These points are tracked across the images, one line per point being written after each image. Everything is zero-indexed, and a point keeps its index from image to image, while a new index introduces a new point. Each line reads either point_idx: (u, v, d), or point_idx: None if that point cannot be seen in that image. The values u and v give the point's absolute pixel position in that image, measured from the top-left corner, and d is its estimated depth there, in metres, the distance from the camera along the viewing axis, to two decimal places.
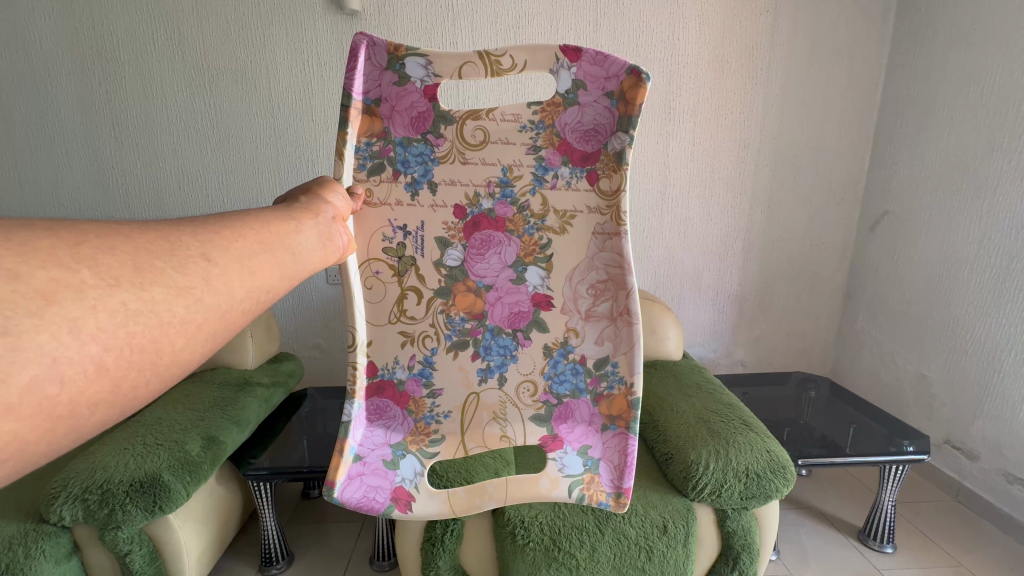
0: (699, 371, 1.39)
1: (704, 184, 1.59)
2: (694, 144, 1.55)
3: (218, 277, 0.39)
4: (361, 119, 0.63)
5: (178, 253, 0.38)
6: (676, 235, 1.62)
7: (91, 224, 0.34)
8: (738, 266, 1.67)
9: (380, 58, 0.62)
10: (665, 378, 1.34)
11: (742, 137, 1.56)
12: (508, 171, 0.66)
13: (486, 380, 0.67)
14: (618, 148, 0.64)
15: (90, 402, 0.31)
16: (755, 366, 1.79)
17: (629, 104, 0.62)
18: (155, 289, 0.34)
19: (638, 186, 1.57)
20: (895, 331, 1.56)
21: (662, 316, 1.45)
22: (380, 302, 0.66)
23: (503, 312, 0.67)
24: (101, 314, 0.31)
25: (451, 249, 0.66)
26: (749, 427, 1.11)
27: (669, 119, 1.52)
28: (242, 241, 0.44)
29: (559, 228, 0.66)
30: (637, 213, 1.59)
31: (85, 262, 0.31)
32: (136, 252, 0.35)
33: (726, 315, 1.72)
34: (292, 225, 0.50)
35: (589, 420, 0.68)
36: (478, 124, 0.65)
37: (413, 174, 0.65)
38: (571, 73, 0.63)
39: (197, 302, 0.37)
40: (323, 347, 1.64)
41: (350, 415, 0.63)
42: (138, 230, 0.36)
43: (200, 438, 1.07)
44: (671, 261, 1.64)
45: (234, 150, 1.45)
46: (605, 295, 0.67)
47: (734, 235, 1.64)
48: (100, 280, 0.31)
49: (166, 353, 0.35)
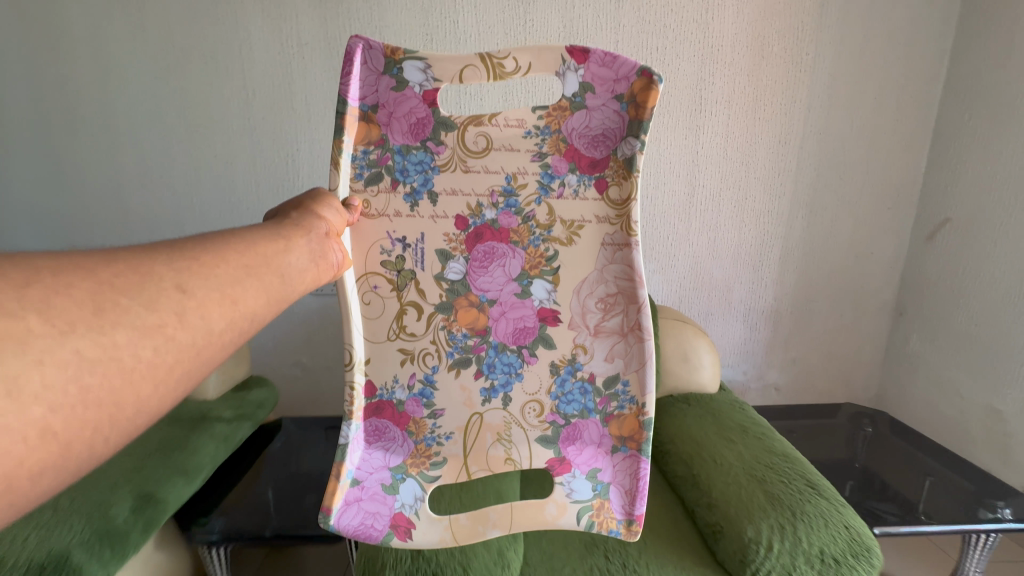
0: (735, 403, 1.15)
1: (738, 186, 1.35)
2: (727, 139, 1.31)
3: (194, 310, 0.36)
4: (358, 126, 0.60)
5: (149, 287, 0.34)
6: (705, 244, 1.39)
7: (46, 259, 0.31)
8: (775, 278, 1.42)
9: (377, 62, 0.59)
10: (700, 414, 1.10)
11: (785, 132, 1.31)
12: (513, 179, 0.62)
13: (490, 400, 0.64)
14: (628, 154, 0.60)
15: (36, 469, 0.28)
16: (792, 391, 1.53)
17: (640, 107, 0.59)
18: (118, 332, 0.31)
19: (662, 187, 1.34)
20: (954, 356, 1.29)
21: (698, 340, 1.16)
22: (378, 317, 0.62)
23: (508, 328, 0.64)
24: (48, 368, 0.27)
25: (453, 262, 0.63)
26: (813, 490, 0.88)
27: (701, 111, 1.29)
28: (224, 267, 0.40)
29: (566, 239, 0.63)
30: (660, 218, 1.36)
31: (33, 306, 0.28)
32: (98, 288, 0.32)
33: (759, 334, 1.47)
34: (281, 244, 0.47)
35: (598, 442, 0.64)
36: (480, 130, 0.61)
37: (413, 184, 0.62)
38: (578, 75, 0.60)
39: (167, 342, 0.34)
40: (304, 364, 1.39)
41: (347, 437, 0.61)
42: (103, 263, 0.33)
43: (131, 499, 0.84)
44: (698, 272, 1.41)
45: (208, 145, 1.24)
46: (614, 310, 0.63)
47: (770, 245, 1.40)
48: (50, 327, 0.28)
49: (128, 405, 0.32)
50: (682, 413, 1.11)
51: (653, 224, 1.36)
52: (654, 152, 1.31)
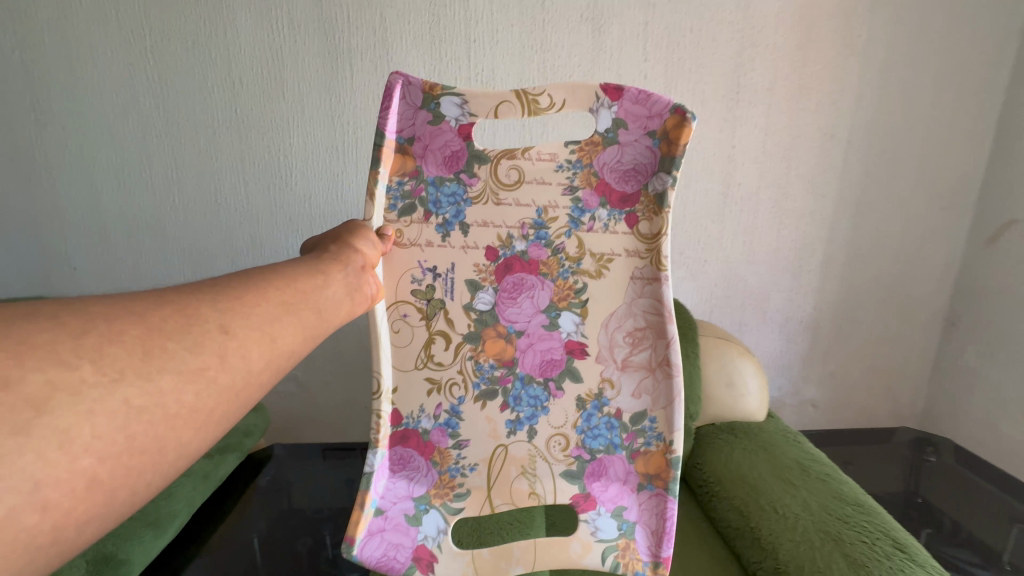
0: (785, 433, 0.99)
1: (779, 184, 1.13)
2: (768, 132, 1.09)
3: (236, 351, 0.37)
4: (394, 158, 0.62)
5: (194, 330, 0.35)
6: (738, 248, 1.17)
7: (103, 306, 0.32)
8: (815, 285, 1.21)
9: (415, 97, 0.60)
10: (747, 450, 0.94)
11: (831, 123, 1.10)
12: (543, 213, 0.63)
13: (515, 433, 0.63)
14: (659, 189, 0.61)
15: (82, 519, 0.28)
16: (830, 408, 1.31)
17: (672, 144, 0.59)
18: (164, 377, 0.32)
19: (691, 190, 1.12)
20: (1013, 371, 1.08)
21: (743, 363, 1.03)
22: (407, 346, 0.63)
23: (535, 359, 0.63)
24: (98, 418, 0.28)
25: (482, 292, 0.63)
26: (905, 556, 0.72)
27: (740, 101, 1.07)
28: (265, 304, 0.41)
29: (595, 272, 0.63)
30: (687, 224, 1.14)
31: (87, 355, 0.29)
32: (148, 333, 0.33)
33: (797, 347, 1.25)
34: (319, 279, 0.48)
35: (624, 479, 0.63)
36: (513, 164, 0.62)
37: (445, 215, 0.63)
38: (612, 111, 0.60)
39: (210, 385, 0.34)
40: (301, 378, 1.16)
41: (371, 466, 0.61)
42: (153, 307, 0.34)
43: (86, 566, 0.71)
44: (731, 282, 1.19)
45: (182, 142, 1.01)
46: (642, 344, 0.63)
47: (812, 249, 1.18)
48: (101, 375, 0.29)
49: (171, 450, 0.32)
50: (726, 449, 0.96)
51: (680, 227, 1.14)
52: (681, 152, 1.09)
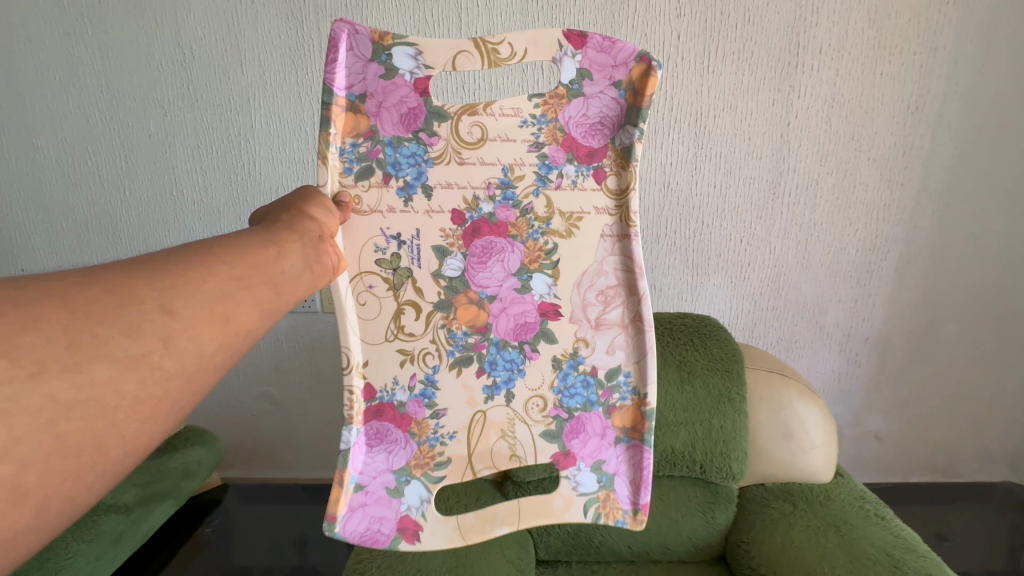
0: (865, 506, 0.82)
1: (844, 169, 1.00)
2: (834, 108, 0.97)
3: (182, 332, 0.34)
4: (345, 117, 0.57)
5: (129, 311, 0.32)
6: (794, 250, 1.05)
7: (14, 288, 0.29)
8: (888, 294, 1.08)
9: (364, 48, 0.55)
10: (810, 530, 0.79)
11: (915, 93, 0.96)
12: (509, 171, 0.60)
13: (493, 398, 0.63)
14: (626, 143, 0.59)
15: (14, 529, 0.26)
16: (898, 440, 1.21)
17: (638, 95, 0.58)
18: (97, 367, 0.29)
19: (735, 175, 1.01)
20: None
21: (807, 411, 0.86)
22: (375, 318, 0.60)
23: (509, 323, 0.62)
24: (17, 419, 0.26)
25: (451, 258, 0.61)
26: None
27: (796, 66, 0.94)
28: (213, 280, 0.38)
29: (565, 231, 0.62)
30: (733, 216, 1.03)
31: (0, 346, 0.26)
32: (73, 318, 0.30)
33: (861, 369, 1.14)
34: (274, 252, 0.44)
35: (601, 433, 0.64)
36: (475, 120, 0.59)
37: (405, 178, 0.59)
38: (576, 60, 0.57)
39: (153, 373, 0.32)
40: (275, 397, 1.15)
41: (347, 443, 0.60)
42: (77, 288, 0.31)
43: None
44: (781, 289, 1.08)
45: (134, 125, 0.96)
46: (615, 301, 0.63)
47: (885, 248, 1.05)
48: (19, 371, 0.26)
49: (112, 447, 0.30)
50: (783, 525, 0.81)
51: (728, 224, 1.04)
52: (724, 127, 0.98)
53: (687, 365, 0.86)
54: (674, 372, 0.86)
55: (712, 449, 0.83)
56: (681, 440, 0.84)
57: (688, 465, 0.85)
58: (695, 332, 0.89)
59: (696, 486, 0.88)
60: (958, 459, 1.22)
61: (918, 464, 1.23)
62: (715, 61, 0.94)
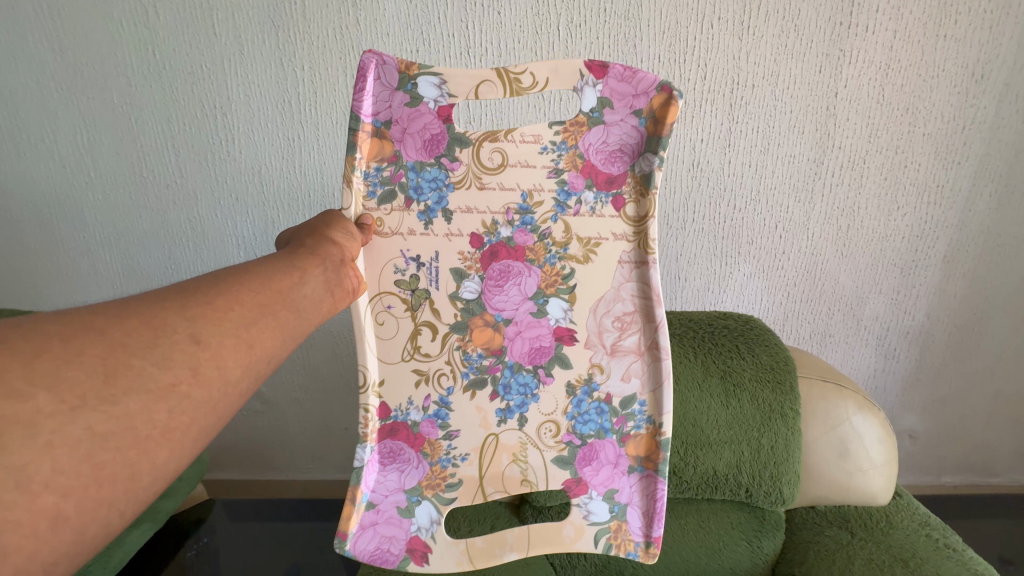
0: (933, 537, 0.77)
1: (893, 147, 0.95)
2: (887, 76, 0.91)
3: (210, 362, 0.35)
4: (370, 143, 0.59)
5: (162, 342, 0.34)
6: (834, 233, 1.01)
7: (56, 325, 0.31)
8: (934, 287, 1.05)
9: (390, 77, 0.57)
10: (874, 565, 0.73)
11: (982, 59, 0.89)
12: (529, 197, 0.61)
13: (506, 421, 0.63)
14: (646, 170, 0.59)
15: (50, 560, 0.28)
16: (934, 440, 1.19)
17: (658, 123, 0.58)
18: (130, 399, 0.31)
19: (773, 154, 0.96)
20: None
21: (865, 422, 0.80)
22: (392, 338, 0.61)
23: (524, 347, 0.63)
24: (59, 451, 0.28)
25: (468, 281, 0.62)
26: None
27: (848, 31, 0.88)
28: (239, 308, 0.39)
29: (583, 257, 0.62)
30: (769, 198, 0.99)
31: (41, 382, 0.28)
32: (110, 350, 0.32)
33: (898, 364, 1.11)
34: (296, 276, 0.46)
35: (615, 462, 0.64)
36: (496, 147, 0.60)
37: (427, 202, 0.60)
38: (597, 90, 0.58)
39: (182, 402, 0.33)
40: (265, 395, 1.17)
41: (361, 460, 0.61)
42: (114, 320, 0.33)
43: None
44: (817, 280, 1.05)
45: (154, 133, 0.97)
46: (631, 327, 0.62)
47: (931, 234, 1.01)
48: (59, 404, 0.28)
49: (145, 474, 0.32)
50: (842, 556, 0.76)
51: (766, 206, 0.99)
52: (763, 97, 0.92)
53: (732, 376, 0.81)
54: (718, 384, 0.81)
55: (761, 471, 0.79)
56: (724, 461, 0.80)
57: (732, 488, 0.81)
58: (740, 338, 0.85)
59: (741, 511, 0.84)
60: (994, 458, 1.21)
61: (953, 467, 1.22)
62: (756, 19, 0.87)
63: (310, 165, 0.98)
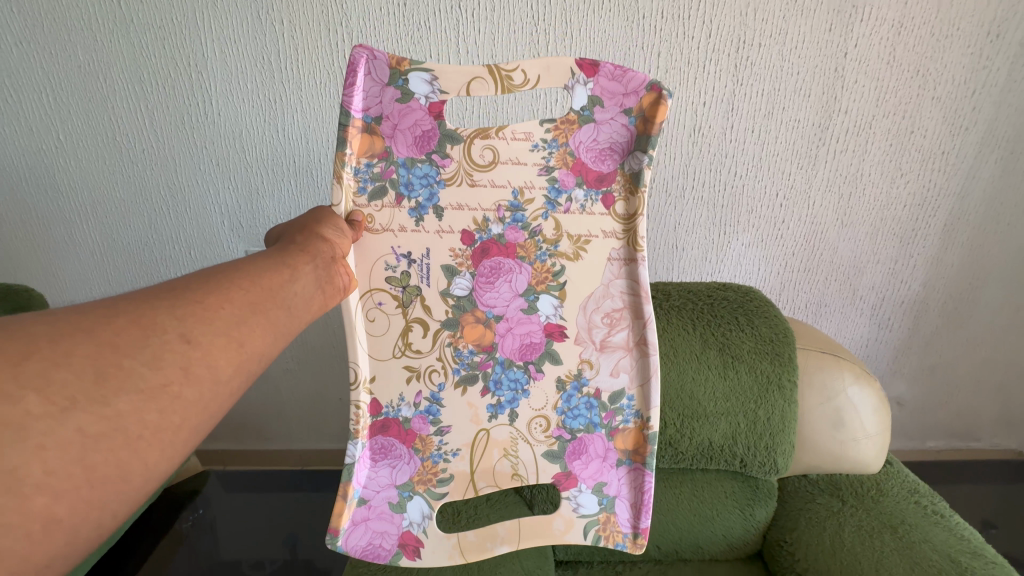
0: (922, 503, 0.81)
1: (899, 114, 0.96)
2: (898, 34, 0.90)
3: (201, 361, 0.35)
4: (361, 139, 0.58)
5: (152, 341, 0.33)
6: (835, 201, 1.03)
7: (44, 324, 0.31)
8: (931, 255, 1.09)
9: (381, 73, 0.57)
10: (863, 531, 0.77)
11: (1000, 17, 0.89)
12: (520, 194, 0.61)
13: (497, 416, 0.64)
14: (635, 169, 0.60)
15: (43, 561, 0.28)
16: (918, 406, 1.25)
17: (648, 122, 0.59)
18: (121, 399, 0.31)
19: (776, 119, 0.96)
20: None
21: (858, 391, 0.83)
22: (383, 334, 0.61)
23: (514, 343, 0.63)
24: (50, 453, 0.28)
25: (458, 278, 0.62)
26: None
27: None
28: (230, 307, 0.39)
29: (573, 254, 0.62)
30: (772, 166, 1.00)
31: (30, 384, 0.28)
32: (99, 350, 0.31)
33: (890, 334, 1.16)
34: (287, 274, 0.46)
35: (603, 455, 0.65)
36: (487, 144, 0.60)
37: (418, 199, 0.60)
38: (588, 88, 0.58)
39: (174, 402, 0.33)
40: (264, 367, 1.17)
41: (352, 457, 0.61)
42: (103, 319, 0.32)
43: None
44: (815, 249, 1.08)
45: (145, 95, 0.94)
46: (621, 323, 0.63)
47: (932, 206, 1.04)
48: (49, 406, 0.28)
49: (137, 474, 0.31)
50: (833, 523, 0.80)
51: (772, 172, 1.01)
52: (771, 56, 0.91)
53: (730, 349, 0.83)
54: (716, 356, 0.82)
55: (756, 442, 0.82)
56: (720, 433, 0.82)
57: (726, 458, 0.84)
58: (740, 310, 0.86)
59: (735, 481, 0.87)
60: (978, 424, 1.27)
61: (939, 429, 1.28)
62: None
63: (300, 128, 0.96)
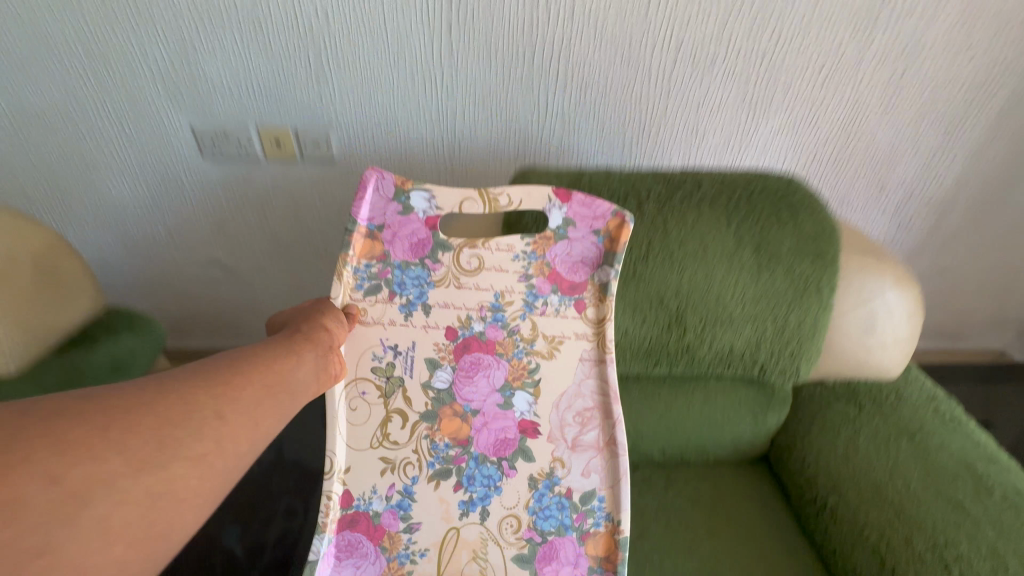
0: (941, 410, 0.82)
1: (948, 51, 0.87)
2: None
3: (229, 437, 0.40)
4: (362, 242, 0.66)
5: (195, 416, 0.39)
6: (883, 96, 0.92)
7: (119, 397, 0.36)
8: (976, 146, 0.98)
9: (388, 190, 0.66)
10: (881, 439, 0.78)
11: None
12: (501, 297, 0.68)
13: (468, 514, 0.63)
14: (603, 280, 0.68)
15: None
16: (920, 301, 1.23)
17: (614, 242, 0.68)
18: (175, 465, 0.36)
19: (814, 33, 0.85)
20: None
21: (899, 293, 0.78)
22: (363, 423, 0.63)
23: (489, 439, 0.65)
24: (125, 508, 0.33)
25: (440, 370, 0.66)
26: None
27: None
28: (250, 388, 0.43)
29: (548, 353, 0.68)
30: (807, 40, 0.86)
31: (114, 448, 0.34)
32: (160, 421, 0.37)
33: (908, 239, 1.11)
34: (296, 359, 0.50)
35: (574, 561, 0.63)
36: (474, 252, 0.67)
37: (409, 296, 0.66)
38: (562, 212, 0.67)
39: (210, 471, 0.38)
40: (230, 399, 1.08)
41: (316, 554, 0.59)
42: (161, 395, 0.38)
43: None
44: (853, 135, 0.96)
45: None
46: (592, 422, 0.66)
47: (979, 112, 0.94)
48: (127, 466, 0.34)
49: (180, 531, 0.36)
50: (852, 432, 0.80)
51: (818, 57, 0.87)
52: None
53: (768, 249, 0.76)
54: (751, 256, 0.76)
55: (780, 349, 0.80)
56: (743, 339, 0.79)
57: (747, 364, 0.82)
58: (784, 204, 0.77)
59: (751, 388, 0.85)
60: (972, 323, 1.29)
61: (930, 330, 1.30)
62: None
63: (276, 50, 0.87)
